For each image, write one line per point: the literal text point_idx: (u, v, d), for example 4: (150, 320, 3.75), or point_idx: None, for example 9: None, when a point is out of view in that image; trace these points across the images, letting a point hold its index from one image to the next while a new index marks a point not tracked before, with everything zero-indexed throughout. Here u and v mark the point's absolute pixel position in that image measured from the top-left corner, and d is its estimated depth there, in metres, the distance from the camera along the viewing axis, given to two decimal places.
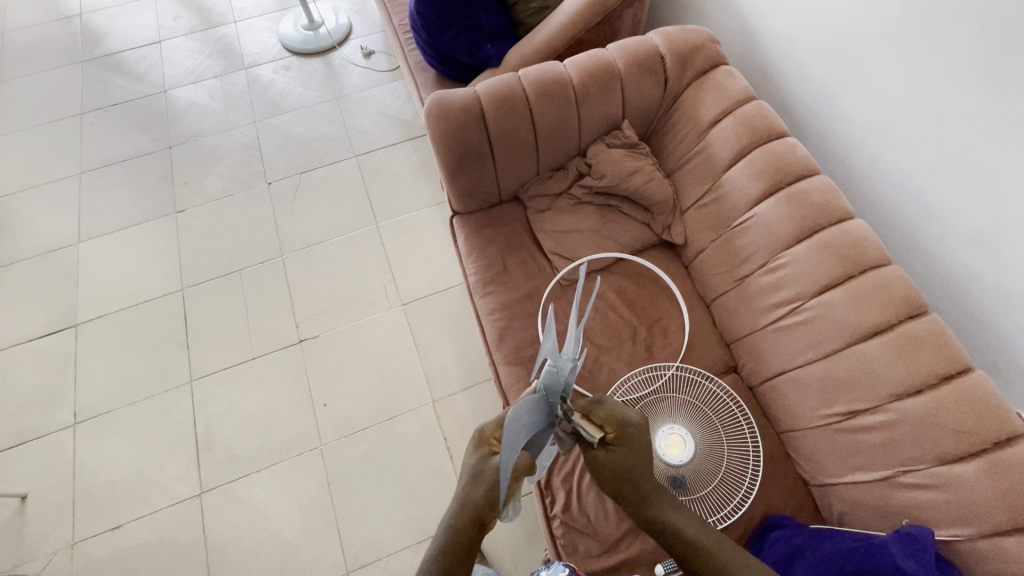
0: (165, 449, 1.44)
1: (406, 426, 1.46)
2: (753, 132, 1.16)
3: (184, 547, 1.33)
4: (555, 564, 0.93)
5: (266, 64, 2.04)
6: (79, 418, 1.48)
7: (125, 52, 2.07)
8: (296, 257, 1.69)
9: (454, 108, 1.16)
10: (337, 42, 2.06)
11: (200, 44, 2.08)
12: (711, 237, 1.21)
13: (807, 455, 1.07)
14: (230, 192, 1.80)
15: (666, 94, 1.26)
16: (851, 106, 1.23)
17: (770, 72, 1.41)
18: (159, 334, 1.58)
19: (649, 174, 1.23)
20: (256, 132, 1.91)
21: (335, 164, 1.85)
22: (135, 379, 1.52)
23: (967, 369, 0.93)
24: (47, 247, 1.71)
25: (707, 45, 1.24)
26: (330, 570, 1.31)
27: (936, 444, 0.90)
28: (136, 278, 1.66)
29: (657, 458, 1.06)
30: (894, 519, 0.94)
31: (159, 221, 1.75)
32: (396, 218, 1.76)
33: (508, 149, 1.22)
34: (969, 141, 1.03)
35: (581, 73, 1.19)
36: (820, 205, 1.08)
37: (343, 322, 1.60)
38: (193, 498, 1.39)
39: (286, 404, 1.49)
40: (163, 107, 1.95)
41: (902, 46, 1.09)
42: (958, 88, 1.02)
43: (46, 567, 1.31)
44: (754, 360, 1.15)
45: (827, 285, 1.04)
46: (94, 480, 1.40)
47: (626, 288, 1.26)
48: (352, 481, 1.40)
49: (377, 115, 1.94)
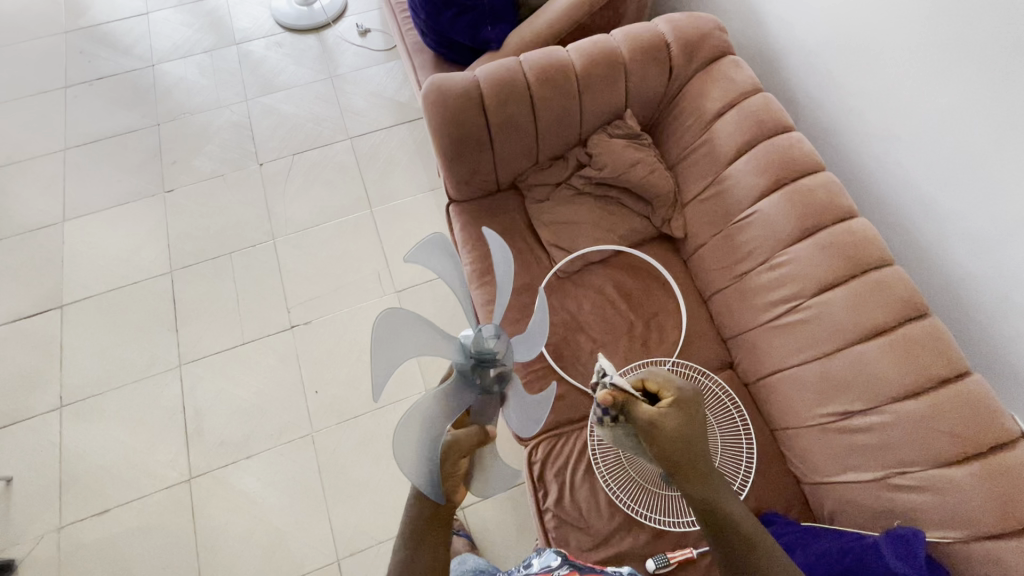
0: (153, 434, 1.42)
1: (399, 414, 1.45)
2: (759, 125, 1.14)
3: (174, 532, 1.33)
4: (547, 552, 0.88)
5: (258, 40, 1.98)
6: (66, 401, 1.45)
7: (112, 24, 1.99)
8: (288, 241, 1.66)
9: (453, 94, 1.13)
10: (332, 18, 2.00)
11: (190, 17, 2.01)
12: (712, 232, 1.20)
13: (800, 454, 1.07)
14: (220, 172, 1.76)
15: (670, 83, 1.23)
16: (858, 103, 1.20)
17: (773, 63, 1.38)
18: (148, 317, 1.55)
19: (651, 167, 1.21)
20: (247, 111, 1.85)
21: (329, 146, 1.80)
22: (124, 363, 1.50)
23: (966, 373, 0.93)
24: (32, 226, 1.66)
25: (714, 33, 1.21)
26: (320, 557, 1.31)
27: (932, 447, 0.90)
28: (124, 259, 1.62)
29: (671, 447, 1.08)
30: (886, 520, 0.95)
31: (147, 201, 1.71)
32: (391, 204, 1.72)
33: (508, 138, 1.19)
34: (976, 141, 1.01)
35: (583, 59, 1.16)
36: (823, 203, 1.07)
37: (335, 309, 1.57)
38: (181, 484, 1.37)
39: (277, 390, 1.47)
40: (152, 82, 1.89)
41: (913, 41, 1.06)
42: (966, 87, 1.00)
43: (34, 550, 1.30)
44: (751, 357, 1.15)
45: (828, 284, 1.03)
46: (81, 464, 1.38)
47: (624, 282, 1.24)
48: (343, 468, 1.39)
49: (372, 96, 1.89)
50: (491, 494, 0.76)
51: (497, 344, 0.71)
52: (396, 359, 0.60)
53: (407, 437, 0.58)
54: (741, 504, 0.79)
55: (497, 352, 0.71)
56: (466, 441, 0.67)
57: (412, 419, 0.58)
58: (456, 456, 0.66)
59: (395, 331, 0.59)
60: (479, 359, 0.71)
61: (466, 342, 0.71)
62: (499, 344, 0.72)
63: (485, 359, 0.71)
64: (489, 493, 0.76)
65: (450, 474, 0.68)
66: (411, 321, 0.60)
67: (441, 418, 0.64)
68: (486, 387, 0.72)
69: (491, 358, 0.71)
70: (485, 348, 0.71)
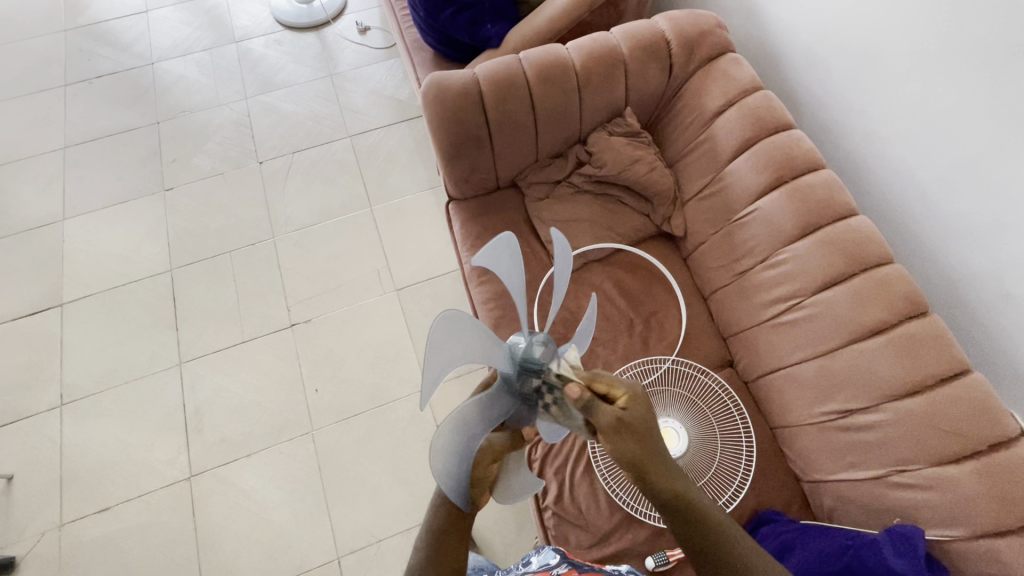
0: (154, 432, 1.42)
1: (399, 413, 1.45)
2: (759, 122, 1.14)
3: (174, 530, 1.33)
4: (546, 551, 0.88)
5: (257, 38, 1.98)
6: (66, 399, 1.45)
7: (111, 22, 1.99)
8: (288, 239, 1.66)
9: (453, 92, 1.13)
10: (331, 16, 2.00)
11: (189, 15, 2.01)
12: (712, 230, 1.20)
13: (800, 452, 1.07)
14: (219, 170, 1.76)
15: (670, 81, 1.22)
16: (859, 100, 1.20)
17: (773, 60, 1.38)
18: (148, 315, 1.55)
19: (651, 164, 1.20)
20: (246, 109, 1.85)
21: (329, 144, 1.80)
22: (123, 361, 1.50)
23: (965, 371, 0.93)
24: (32, 224, 1.66)
25: (715, 31, 1.21)
26: (319, 554, 1.31)
27: (931, 444, 0.90)
28: (124, 257, 1.62)
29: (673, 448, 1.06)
30: (885, 517, 0.95)
31: (147, 199, 1.71)
32: (392, 202, 1.72)
33: (508, 136, 1.19)
34: (975, 139, 1.01)
35: (583, 56, 1.16)
36: (823, 200, 1.06)
37: (335, 307, 1.57)
38: (182, 482, 1.37)
39: (277, 388, 1.48)
40: (151, 80, 1.89)
41: (913, 39, 1.06)
42: (966, 85, 1.00)
43: (34, 547, 1.30)
44: (750, 355, 1.14)
45: (828, 282, 1.03)
46: (81, 462, 1.39)
47: (624, 280, 1.24)
48: (343, 466, 1.39)
49: (371, 94, 1.89)
50: (511, 502, 0.67)
51: (545, 354, 0.67)
52: (450, 364, 0.54)
53: (448, 444, 0.55)
54: (723, 512, 0.71)
55: (544, 361, 0.66)
56: (500, 445, 0.67)
57: (450, 422, 0.55)
58: (488, 458, 0.65)
59: (455, 337, 0.53)
60: (525, 368, 0.66)
61: (516, 349, 0.67)
62: (547, 354, 0.67)
63: (532, 368, 0.67)
64: (511, 499, 0.67)
65: (483, 479, 0.65)
66: (466, 325, 0.55)
67: (480, 424, 0.61)
68: (530, 397, 0.68)
69: (539, 368, 0.67)
70: (532, 357, 0.66)
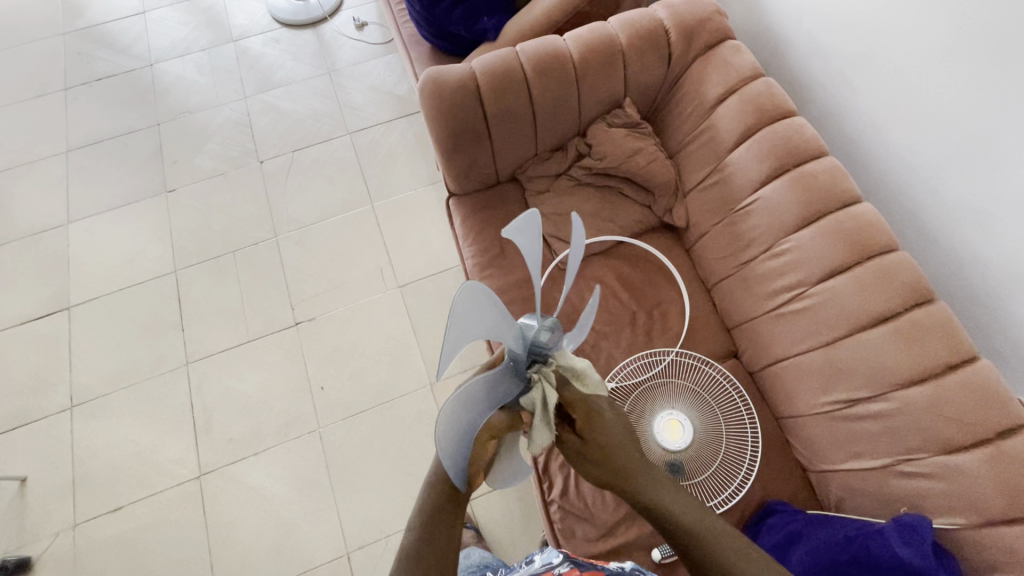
0: (164, 431, 1.44)
1: (405, 409, 1.46)
2: (761, 111, 1.12)
3: (185, 529, 1.34)
4: (550, 549, 0.86)
5: (255, 36, 1.97)
6: (76, 401, 1.47)
7: (109, 24, 1.99)
8: (290, 238, 1.66)
9: (449, 85, 1.12)
10: (328, 13, 1.99)
11: (187, 15, 2.01)
12: (714, 220, 1.18)
13: (806, 442, 1.07)
14: (221, 170, 1.76)
15: (670, 71, 1.21)
16: (862, 85, 1.18)
17: (774, 46, 1.36)
18: (154, 317, 1.57)
19: (651, 156, 1.20)
20: (246, 109, 1.85)
21: (328, 141, 1.80)
22: (132, 362, 1.51)
23: (973, 358, 0.92)
24: (37, 228, 1.68)
25: (714, 18, 1.19)
26: (329, 551, 1.32)
27: (937, 433, 0.89)
28: (128, 259, 1.63)
29: (668, 442, 1.04)
30: (893, 506, 0.94)
31: (150, 201, 1.72)
32: (393, 199, 1.72)
33: (506, 129, 1.18)
34: (980, 123, 1.00)
35: (581, 47, 1.14)
36: (827, 188, 1.05)
37: (339, 304, 1.58)
38: (192, 481, 1.39)
39: (284, 387, 1.48)
40: (151, 81, 1.89)
41: (917, 21, 1.04)
42: (971, 69, 0.99)
43: (49, 547, 1.32)
44: (755, 345, 1.14)
45: (832, 271, 1.02)
46: (93, 462, 1.40)
47: (626, 272, 1.23)
48: (351, 462, 1.40)
49: (370, 90, 1.88)
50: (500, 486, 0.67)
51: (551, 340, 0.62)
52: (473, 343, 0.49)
53: (451, 426, 0.51)
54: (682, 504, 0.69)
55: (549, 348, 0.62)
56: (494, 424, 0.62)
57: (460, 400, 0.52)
58: (485, 436, 0.61)
59: (489, 315, 0.51)
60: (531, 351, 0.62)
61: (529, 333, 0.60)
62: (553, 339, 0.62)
63: (535, 351, 0.62)
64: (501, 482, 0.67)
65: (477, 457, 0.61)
66: (481, 301, 0.48)
67: (484, 404, 0.56)
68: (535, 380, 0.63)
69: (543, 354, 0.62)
70: (539, 342, 0.61)
